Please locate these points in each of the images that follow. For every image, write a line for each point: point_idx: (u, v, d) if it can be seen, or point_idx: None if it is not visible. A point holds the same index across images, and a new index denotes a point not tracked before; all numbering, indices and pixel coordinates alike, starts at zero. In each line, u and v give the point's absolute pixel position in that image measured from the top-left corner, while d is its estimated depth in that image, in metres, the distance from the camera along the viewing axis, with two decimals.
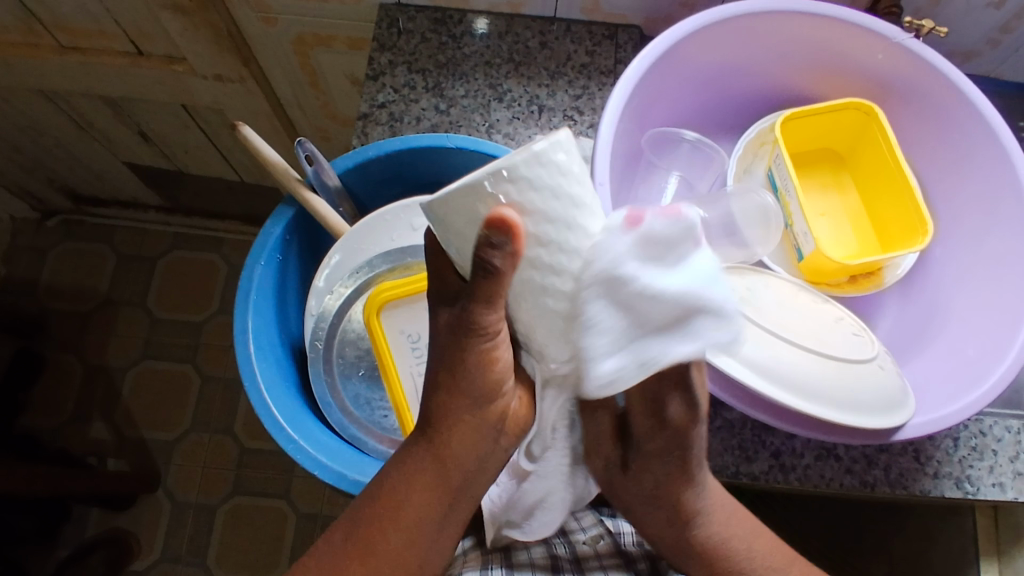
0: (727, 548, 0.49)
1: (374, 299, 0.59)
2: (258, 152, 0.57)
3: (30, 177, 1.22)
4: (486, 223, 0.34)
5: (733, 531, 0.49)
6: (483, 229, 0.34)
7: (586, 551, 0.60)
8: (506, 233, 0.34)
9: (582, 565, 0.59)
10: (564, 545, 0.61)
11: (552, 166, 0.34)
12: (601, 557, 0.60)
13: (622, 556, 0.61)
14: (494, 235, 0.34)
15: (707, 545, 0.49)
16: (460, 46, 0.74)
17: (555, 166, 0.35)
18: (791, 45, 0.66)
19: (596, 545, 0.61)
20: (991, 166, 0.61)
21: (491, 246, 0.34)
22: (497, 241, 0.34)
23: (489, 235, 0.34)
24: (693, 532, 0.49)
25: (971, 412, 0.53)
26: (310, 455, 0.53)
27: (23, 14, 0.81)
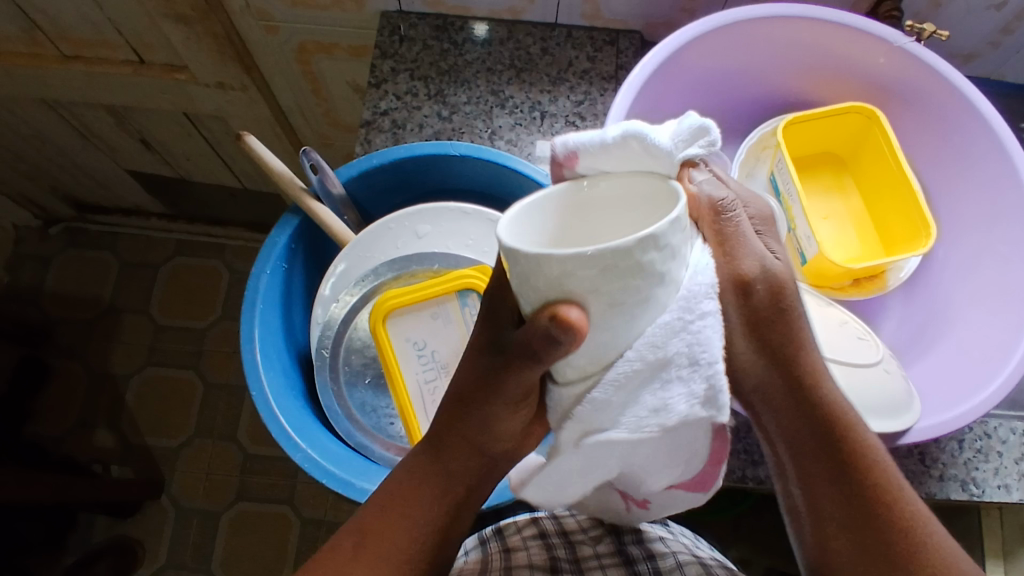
0: (858, 426, 0.44)
1: (379, 306, 0.59)
2: (263, 162, 0.57)
3: (32, 185, 1.22)
4: (557, 321, 0.32)
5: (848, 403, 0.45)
6: (547, 319, 0.32)
7: (585, 551, 0.61)
8: (569, 336, 0.32)
9: (581, 566, 0.59)
10: (565, 547, 0.61)
11: (644, 263, 0.31)
12: (601, 558, 0.60)
13: (622, 557, 0.60)
14: (559, 333, 0.32)
15: (841, 418, 0.44)
16: (462, 53, 0.74)
17: (649, 260, 0.31)
18: (792, 49, 0.66)
19: (596, 546, 0.61)
20: (993, 168, 0.61)
21: (551, 337, 0.33)
22: (558, 339, 0.33)
23: (553, 330, 0.33)
24: (825, 412, 0.43)
25: (976, 416, 0.53)
26: (318, 463, 0.53)
27: (25, 23, 0.81)
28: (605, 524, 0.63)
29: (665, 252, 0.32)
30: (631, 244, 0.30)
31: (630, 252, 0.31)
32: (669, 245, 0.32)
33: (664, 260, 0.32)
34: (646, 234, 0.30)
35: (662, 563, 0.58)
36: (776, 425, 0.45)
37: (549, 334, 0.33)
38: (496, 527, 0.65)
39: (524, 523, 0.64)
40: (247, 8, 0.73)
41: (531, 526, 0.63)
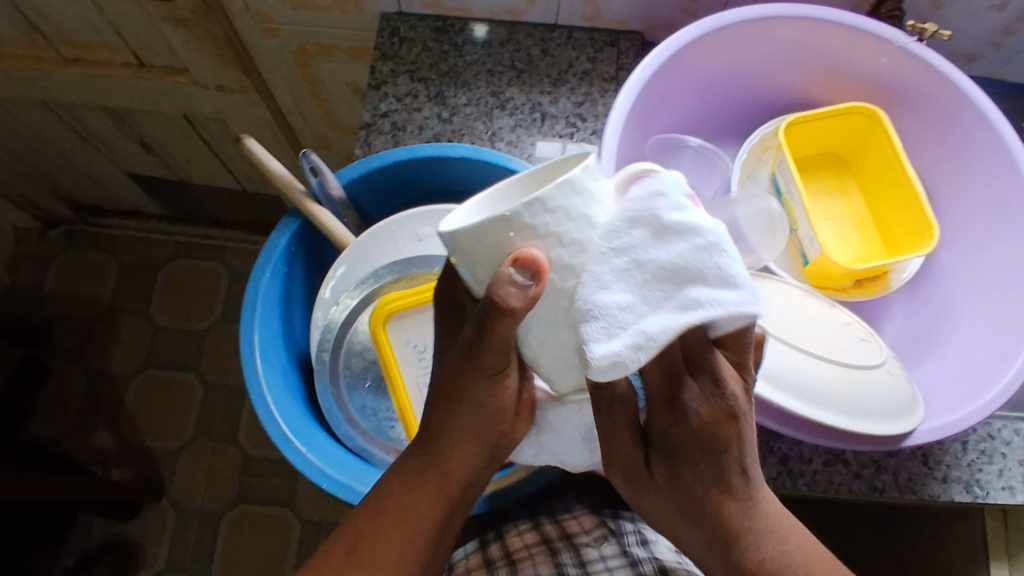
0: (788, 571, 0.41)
1: (379, 310, 0.59)
2: (262, 165, 0.57)
3: (32, 188, 1.22)
4: (519, 264, 0.33)
5: (794, 552, 0.42)
6: (508, 266, 0.33)
7: (591, 555, 0.60)
8: (533, 279, 0.33)
9: (587, 569, 0.59)
10: (569, 550, 0.61)
11: (539, 225, 0.33)
12: (607, 561, 0.60)
13: (628, 558, 0.59)
14: (522, 279, 0.33)
15: (769, 565, 0.41)
16: (462, 54, 0.74)
17: (541, 223, 0.33)
18: (794, 49, 0.65)
19: (601, 548, 0.61)
20: (995, 169, 0.61)
21: (519, 289, 0.33)
22: (524, 287, 0.33)
23: (517, 278, 0.33)
24: (751, 566, 0.41)
25: (977, 419, 0.53)
26: (318, 467, 0.53)
27: (25, 26, 0.81)
28: (607, 525, 0.63)
29: (555, 239, 0.33)
30: (517, 208, 0.32)
31: (520, 218, 0.32)
32: (562, 209, 0.33)
33: (562, 222, 0.33)
34: (531, 198, 0.32)
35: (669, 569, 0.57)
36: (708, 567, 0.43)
37: (515, 288, 0.33)
38: (498, 530, 0.66)
39: (525, 529, 0.64)
40: (246, 9, 0.73)
41: (534, 532, 0.63)
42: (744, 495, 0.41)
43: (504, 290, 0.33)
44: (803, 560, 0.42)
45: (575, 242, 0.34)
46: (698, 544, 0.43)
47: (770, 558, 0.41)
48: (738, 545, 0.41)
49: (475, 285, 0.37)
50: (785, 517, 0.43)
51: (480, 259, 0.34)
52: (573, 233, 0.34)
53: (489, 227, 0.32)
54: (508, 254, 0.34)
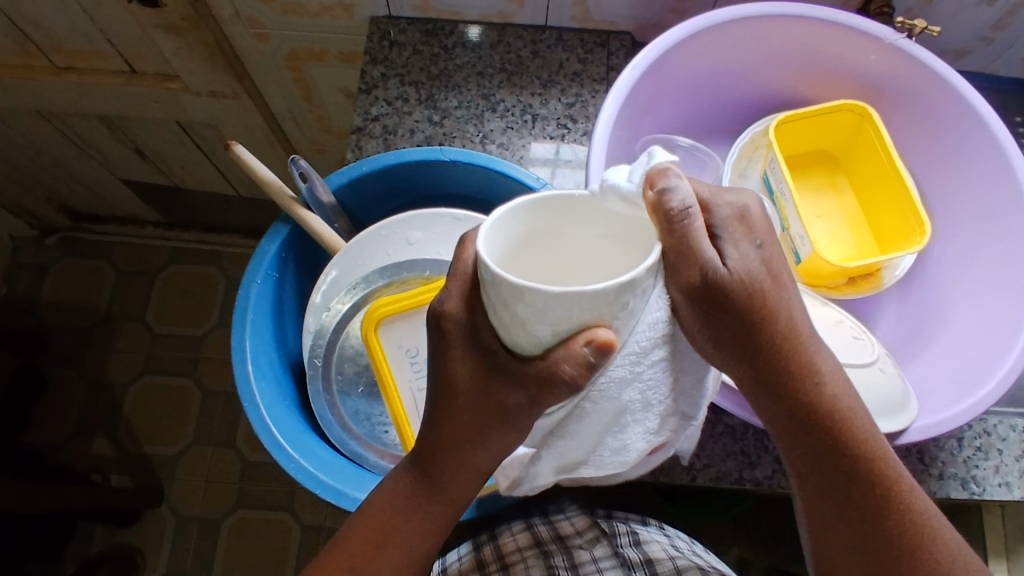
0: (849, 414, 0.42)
1: (371, 314, 0.59)
2: (252, 172, 0.57)
3: (28, 196, 1.22)
4: (596, 347, 0.32)
5: (847, 397, 0.42)
6: (586, 346, 0.33)
7: (583, 556, 0.60)
8: (604, 356, 0.33)
9: (578, 570, 0.60)
10: (562, 554, 0.60)
11: (623, 302, 0.32)
12: (599, 563, 0.60)
13: (619, 558, 0.60)
14: (596, 358, 0.33)
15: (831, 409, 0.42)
16: (452, 57, 0.74)
17: (626, 300, 0.32)
18: (784, 47, 0.65)
19: (593, 550, 0.61)
20: (987, 164, 0.61)
21: (588, 365, 0.33)
22: (596, 364, 0.33)
23: (591, 358, 0.33)
24: (817, 407, 0.41)
25: (972, 415, 0.53)
26: (310, 473, 0.53)
27: (16, 35, 0.81)
28: (600, 526, 0.63)
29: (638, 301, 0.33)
30: (615, 288, 0.30)
31: (610, 297, 0.30)
32: (644, 286, 0.32)
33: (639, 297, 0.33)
34: (630, 280, 0.30)
35: (659, 569, 0.58)
36: (762, 413, 0.43)
37: (585, 362, 0.33)
38: (491, 532, 0.65)
39: (518, 530, 0.63)
40: (236, 16, 0.73)
41: (526, 534, 0.63)
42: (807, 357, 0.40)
43: (574, 366, 0.33)
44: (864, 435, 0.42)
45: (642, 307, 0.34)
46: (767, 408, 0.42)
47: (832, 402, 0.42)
48: (803, 385, 0.41)
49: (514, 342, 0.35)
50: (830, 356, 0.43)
51: (534, 326, 0.32)
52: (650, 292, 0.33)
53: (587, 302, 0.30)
54: (580, 331, 0.32)
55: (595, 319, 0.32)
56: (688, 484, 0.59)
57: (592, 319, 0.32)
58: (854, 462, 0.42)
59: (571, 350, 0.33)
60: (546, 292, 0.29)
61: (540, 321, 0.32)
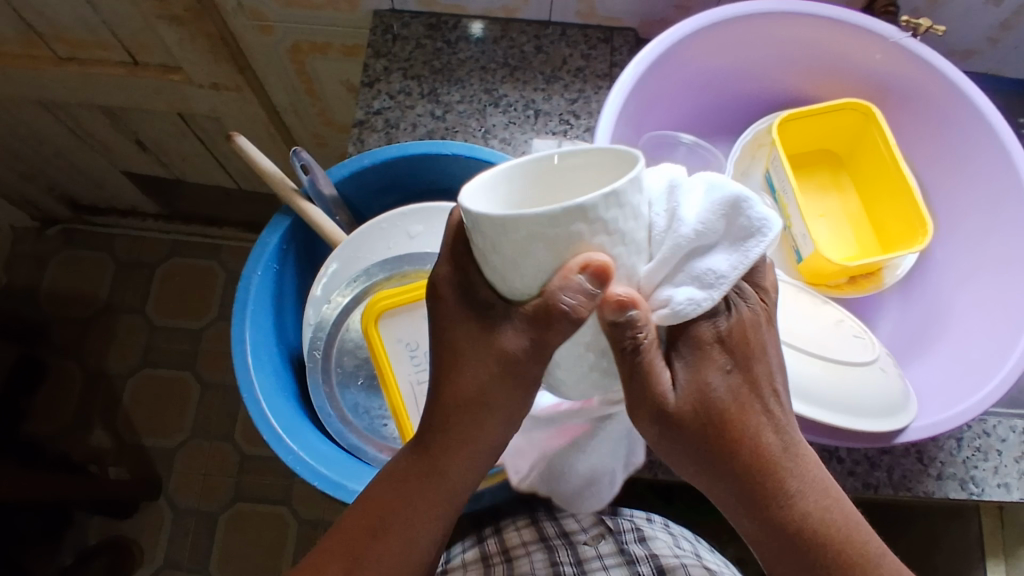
0: (825, 521, 0.42)
1: (372, 307, 0.59)
2: (254, 163, 0.56)
3: (29, 186, 1.22)
4: (588, 272, 0.33)
5: (831, 507, 0.42)
6: (577, 273, 0.33)
7: (589, 553, 0.61)
8: (600, 284, 0.34)
9: (584, 567, 0.60)
10: (567, 548, 0.61)
11: (608, 220, 0.32)
12: (604, 560, 0.60)
13: (625, 555, 0.60)
14: (592, 285, 0.34)
15: (805, 521, 0.42)
16: (455, 51, 0.73)
17: (611, 217, 0.32)
18: (789, 45, 0.65)
19: (599, 547, 0.61)
20: (991, 165, 0.61)
21: (587, 293, 0.34)
22: (594, 291, 0.34)
23: (588, 285, 0.33)
24: (791, 524, 0.42)
25: (973, 415, 0.52)
26: (309, 465, 0.53)
27: (19, 25, 0.81)
28: (605, 523, 0.63)
29: (622, 239, 0.34)
30: (597, 199, 0.31)
31: (595, 210, 0.31)
32: (630, 206, 0.33)
33: (626, 220, 0.33)
34: (611, 191, 0.31)
35: (666, 565, 0.58)
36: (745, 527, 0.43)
37: (581, 291, 0.34)
38: (495, 526, 0.65)
39: (523, 526, 0.63)
40: (239, 7, 0.72)
41: (531, 529, 0.63)
42: (781, 442, 0.42)
43: (575, 298, 0.34)
44: (841, 520, 0.42)
45: (635, 243, 0.35)
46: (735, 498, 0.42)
47: (806, 516, 0.42)
48: (775, 498, 0.41)
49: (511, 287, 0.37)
50: (817, 466, 0.43)
51: (525, 257, 0.33)
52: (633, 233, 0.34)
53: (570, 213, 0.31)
54: (572, 253, 0.33)
55: (584, 236, 0.32)
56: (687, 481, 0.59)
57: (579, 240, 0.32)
58: (834, 553, 0.42)
59: (566, 283, 0.33)
60: (525, 214, 0.30)
61: (527, 255, 0.33)
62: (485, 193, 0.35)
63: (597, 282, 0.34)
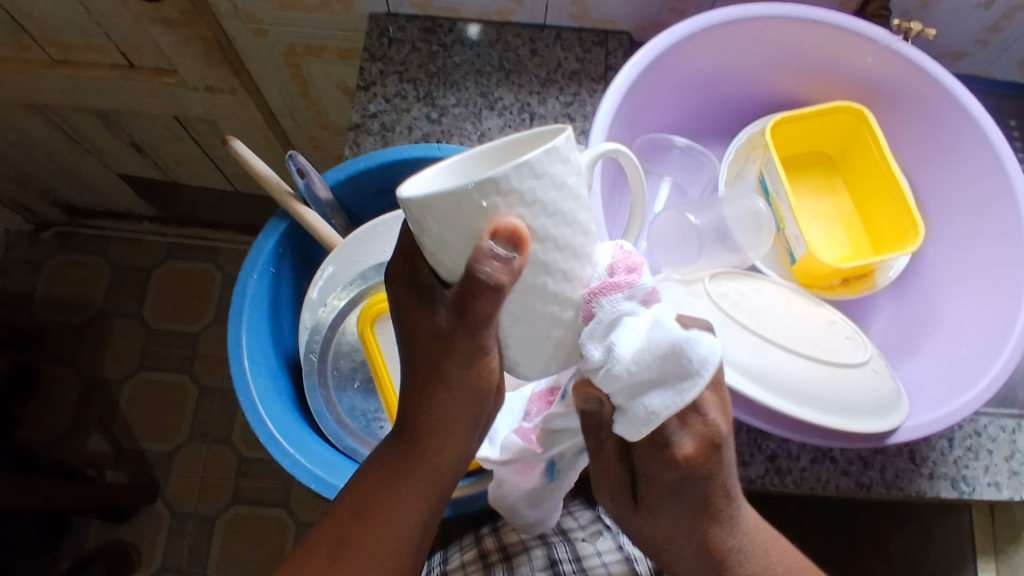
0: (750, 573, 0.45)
1: (367, 312, 0.60)
2: (250, 167, 0.57)
3: (23, 190, 1.22)
4: (501, 238, 0.32)
5: (760, 562, 0.45)
6: (489, 240, 0.32)
7: (588, 550, 0.60)
8: (516, 248, 0.32)
9: (584, 564, 0.59)
10: (565, 544, 0.61)
11: (525, 193, 0.32)
12: (603, 557, 0.60)
13: (623, 554, 0.61)
14: (505, 251, 0.32)
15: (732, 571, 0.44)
16: (450, 55, 0.74)
17: (529, 188, 0.32)
18: (781, 48, 0.66)
19: (597, 543, 0.61)
20: (981, 166, 0.61)
21: (505, 261, 0.32)
22: (508, 257, 0.32)
23: (500, 251, 0.32)
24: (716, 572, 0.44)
25: (964, 415, 0.53)
26: (305, 468, 0.53)
27: (13, 29, 0.81)
28: (602, 521, 0.64)
29: (562, 219, 0.33)
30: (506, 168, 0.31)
31: (506, 180, 0.31)
32: (547, 176, 0.32)
33: (548, 192, 0.32)
34: (520, 160, 0.31)
35: None
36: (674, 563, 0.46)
37: (496, 261, 0.32)
38: (492, 526, 0.66)
39: (521, 523, 0.64)
40: (234, 11, 0.73)
41: None
42: (728, 503, 0.43)
43: (490, 266, 0.32)
44: (763, 570, 0.45)
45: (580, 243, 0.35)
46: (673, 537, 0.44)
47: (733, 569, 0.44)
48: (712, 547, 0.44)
49: (446, 273, 0.35)
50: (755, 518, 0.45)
51: (450, 236, 0.33)
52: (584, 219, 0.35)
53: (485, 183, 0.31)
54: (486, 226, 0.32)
55: (497, 210, 0.32)
56: None
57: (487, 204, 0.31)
58: None
59: (481, 253, 0.32)
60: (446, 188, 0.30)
61: (449, 231, 0.32)
62: (429, 183, 0.35)
63: (516, 248, 0.32)
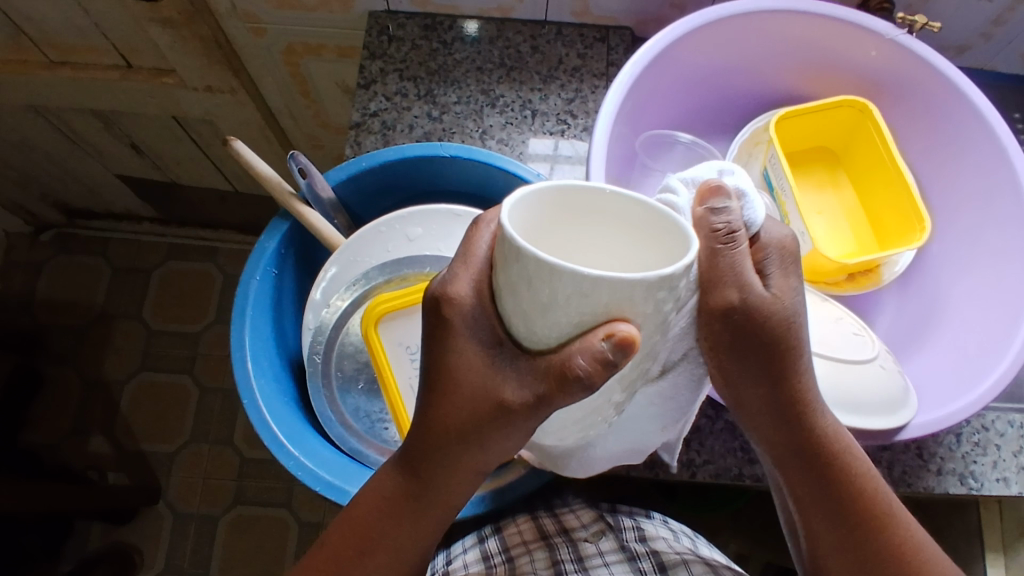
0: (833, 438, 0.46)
1: (370, 312, 0.58)
2: (251, 168, 0.56)
3: (22, 192, 1.21)
4: (613, 342, 0.31)
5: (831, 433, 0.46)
6: (602, 341, 0.31)
7: (589, 550, 0.61)
8: (622, 356, 0.31)
9: (586, 564, 0.60)
10: (568, 545, 0.61)
11: (653, 299, 0.30)
12: (605, 557, 0.60)
13: (626, 552, 0.61)
14: (614, 355, 0.31)
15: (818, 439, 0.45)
16: (451, 52, 0.73)
17: (658, 298, 0.30)
18: (784, 42, 0.65)
19: (599, 543, 0.62)
20: (987, 161, 0.61)
21: (603, 361, 0.31)
22: (613, 361, 0.31)
23: (608, 353, 0.31)
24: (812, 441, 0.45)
25: (973, 411, 0.53)
26: (311, 470, 0.53)
27: (11, 30, 0.80)
28: (605, 519, 0.64)
29: (674, 304, 0.33)
30: (651, 282, 0.29)
31: (646, 288, 0.29)
32: (677, 288, 0.31)
33: (668, 301, 0.31)
34: (667, 274, 0.29)
35: (666, 560, 0.59)
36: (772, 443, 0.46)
37: (598, 356, 0.31)
38: (495, 525, 0.65)
39: (523, 522, 0.64)
40: (233, 10, 0.72)
41: (532, 527, 0.63)
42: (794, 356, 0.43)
43: (589, 362, 0.32)
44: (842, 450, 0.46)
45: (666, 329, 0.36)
46: (792, 473, 0.46)
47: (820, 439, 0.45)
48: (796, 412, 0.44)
49: (527, 337, 0.35)
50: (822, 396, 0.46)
51: (552, 313, 0.31)
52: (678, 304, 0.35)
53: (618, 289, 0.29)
54: (598, 325, 0.31)
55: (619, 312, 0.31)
56: (689, 480, 0.59)
57: (607, 302, 0.30)
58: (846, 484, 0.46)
59: (589, 346, 0.31)
60: (587, 275, 0.28)
61: (558, 312, 0.31)
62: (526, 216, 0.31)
63: (626, 350, 0.31)
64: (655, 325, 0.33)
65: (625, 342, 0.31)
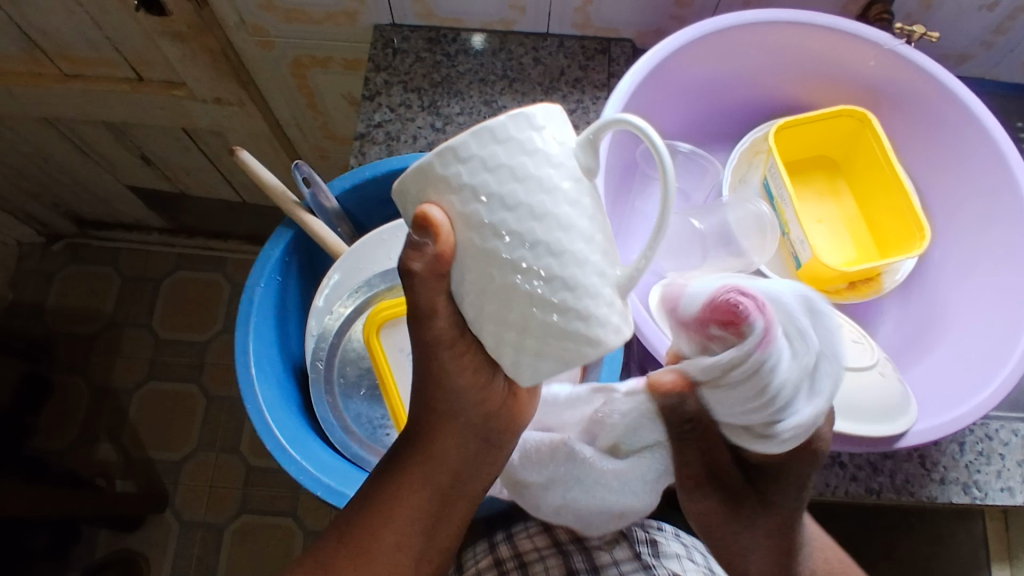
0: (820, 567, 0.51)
1: (372, 319, 0.60)
2: (256, 177, 0.57)
3: (35, 203, 1.23)
4: (417, 222, 0.34)
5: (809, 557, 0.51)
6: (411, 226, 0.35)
7: (603, 558, 0.60)
8: (427, 234, 0.34)
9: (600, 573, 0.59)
10: (581, 554, 0.60)
11: (453, 178, 0.33)
12: (619, 565, 0.59)
13: (640, 561, 0.60)
14: (419, 236, 0.34)
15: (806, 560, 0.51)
16: (454, 64, 0.74)
17: (455, 174, 0.33)
18: (783, 53, 0.66)
19: (613, 551, 0.60)
20: (986, 169, 0.61)
21: (417, 243, 0.35)
22: (417, 240, 0.34)
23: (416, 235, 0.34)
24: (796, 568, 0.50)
25: (970, 420, 0.53)
26: (313, 475, 0.54)
27: (25, 45, 0.82)
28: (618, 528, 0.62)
29: (508, 173, 0.32)
30: (434, 156, 0.33)
31: (434, 168, 0.33)
32: (477, 159, 0.33)
33: (479, 173, 0.33)
34: (443, 146, 0.33)
35: None
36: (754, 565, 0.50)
37: (416, 243, 0.35)
38: (507, 530, 0.66)
39: (536, 531, 0.64)
40: (241, 23, 0.74)
41: (544, 535, 0.63)
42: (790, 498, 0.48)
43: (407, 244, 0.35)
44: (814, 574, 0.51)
45: (565, 240, 0.33)
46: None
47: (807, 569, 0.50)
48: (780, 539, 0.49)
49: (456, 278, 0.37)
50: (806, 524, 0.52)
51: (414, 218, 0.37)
52: (554, 180, 0.33)
53: (416, 176, 0.34)
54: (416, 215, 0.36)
55: (433, 195, 0.34)
56: None
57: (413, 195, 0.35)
58: None
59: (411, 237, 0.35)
60: (402, 180, 0.35)
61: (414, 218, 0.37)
62: None
63: (443, 227, 0.34)
64: (488, 209, 0.33)
65: (429, 219, 0.34)
